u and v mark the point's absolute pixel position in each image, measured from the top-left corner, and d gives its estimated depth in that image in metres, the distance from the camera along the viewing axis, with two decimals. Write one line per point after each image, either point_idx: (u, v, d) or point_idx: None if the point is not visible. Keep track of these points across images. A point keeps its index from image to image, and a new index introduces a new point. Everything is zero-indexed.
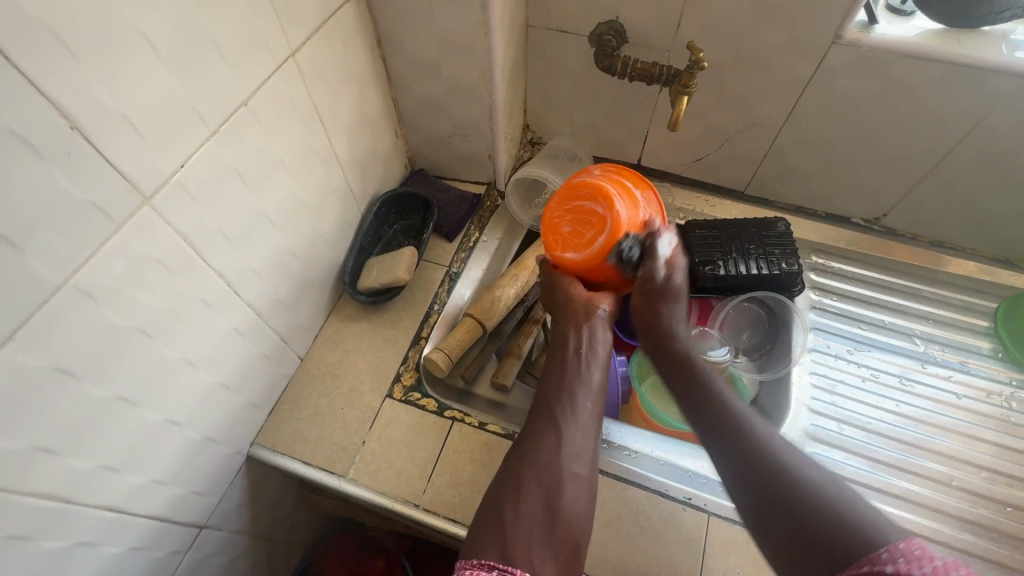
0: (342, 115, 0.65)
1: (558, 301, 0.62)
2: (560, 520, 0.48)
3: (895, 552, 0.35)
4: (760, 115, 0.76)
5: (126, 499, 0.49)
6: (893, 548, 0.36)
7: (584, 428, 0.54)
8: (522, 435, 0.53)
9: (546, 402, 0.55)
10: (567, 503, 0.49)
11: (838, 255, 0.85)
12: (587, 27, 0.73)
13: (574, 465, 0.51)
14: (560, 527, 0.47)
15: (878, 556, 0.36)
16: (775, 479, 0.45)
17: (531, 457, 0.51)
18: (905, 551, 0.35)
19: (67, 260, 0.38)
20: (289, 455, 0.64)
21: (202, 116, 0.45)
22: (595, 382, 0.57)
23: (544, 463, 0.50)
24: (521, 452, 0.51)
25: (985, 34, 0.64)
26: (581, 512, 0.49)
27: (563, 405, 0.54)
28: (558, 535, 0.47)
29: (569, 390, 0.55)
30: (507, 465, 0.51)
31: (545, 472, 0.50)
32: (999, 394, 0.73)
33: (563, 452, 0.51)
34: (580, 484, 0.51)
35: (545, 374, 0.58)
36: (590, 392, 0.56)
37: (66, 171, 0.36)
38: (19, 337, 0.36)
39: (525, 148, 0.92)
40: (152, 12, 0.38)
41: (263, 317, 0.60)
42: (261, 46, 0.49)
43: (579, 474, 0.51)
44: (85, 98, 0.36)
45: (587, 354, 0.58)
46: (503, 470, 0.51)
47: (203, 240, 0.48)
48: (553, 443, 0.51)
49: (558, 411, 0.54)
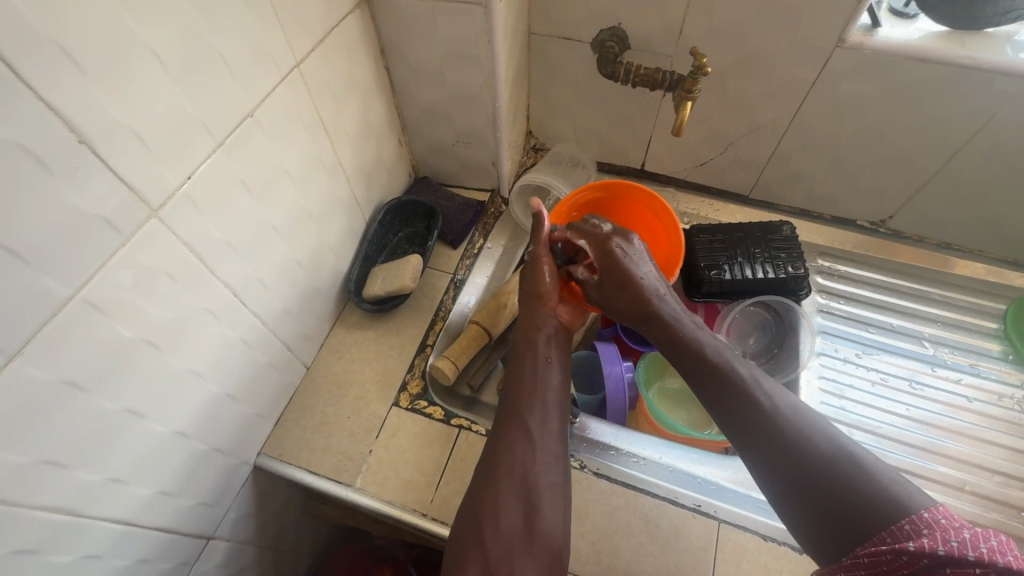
0: (347, 124, 0.65)
1: (525, 292, 0.62)
2: (537, 534, 0.47)
3: (919, 524, 0.37)
4: (764, 119, 0.76)
5: (134, 511, 0.49)
6: (916, 518, 0.37)
7: (553, 434, 0.52)
8: (494, 445, 0.51)
9: (516, 408, 0.53)
10: (544, 516, 0.47)
11: (844, 257, 0.85)
12: (589, 33, 0.74)
13: (549, 474, 0.49)
14: (538, 540, 0.46)
15: (899, 530, 0.37)
16: (777, 455, 0.44)
17: (505, 469, 0.49)
18: (929, 522, 0.37)
19: (75, 272, 0.38)
20: (296, 464, 0.64)
21: (208, 127, 0.45)
22: (555, 387, 0.55)
23: (519, 474, 0.49)
24: (494, 464, 0.49)
25: (990, 36, 0.64)
26: (560, 522, 0.48)
27: (535, 414, 0.52)
28: (537, 548, 0.46)
29: (540, 400, 0.53)
30: (483, 474, 0.50)
31: (520, 483, 0.49)
32: (1010, 397, 0.73)
33: (538, 461, 0.50)
34: (557, 493, 0.49)
35: (513, 376, 0.56)
36: (555, 399, 0.54)
37: (74, 184, 0.36)
38: (28, 351, 0.36)
39: (528, 154, 0.92)
40: (161, 27, 0.39)
41: (269, 326, 0.60)
42: (267, 58, 0.50)
43: (555, 483, 0.49)
44: (94, 113, 0.36)
45: (554, 363, 0.57)
46: (481, 481, 0.49)
47: (211, 252, 0.49)
48: (526, 452, 0.50)
49: (529, 420, 0.52)
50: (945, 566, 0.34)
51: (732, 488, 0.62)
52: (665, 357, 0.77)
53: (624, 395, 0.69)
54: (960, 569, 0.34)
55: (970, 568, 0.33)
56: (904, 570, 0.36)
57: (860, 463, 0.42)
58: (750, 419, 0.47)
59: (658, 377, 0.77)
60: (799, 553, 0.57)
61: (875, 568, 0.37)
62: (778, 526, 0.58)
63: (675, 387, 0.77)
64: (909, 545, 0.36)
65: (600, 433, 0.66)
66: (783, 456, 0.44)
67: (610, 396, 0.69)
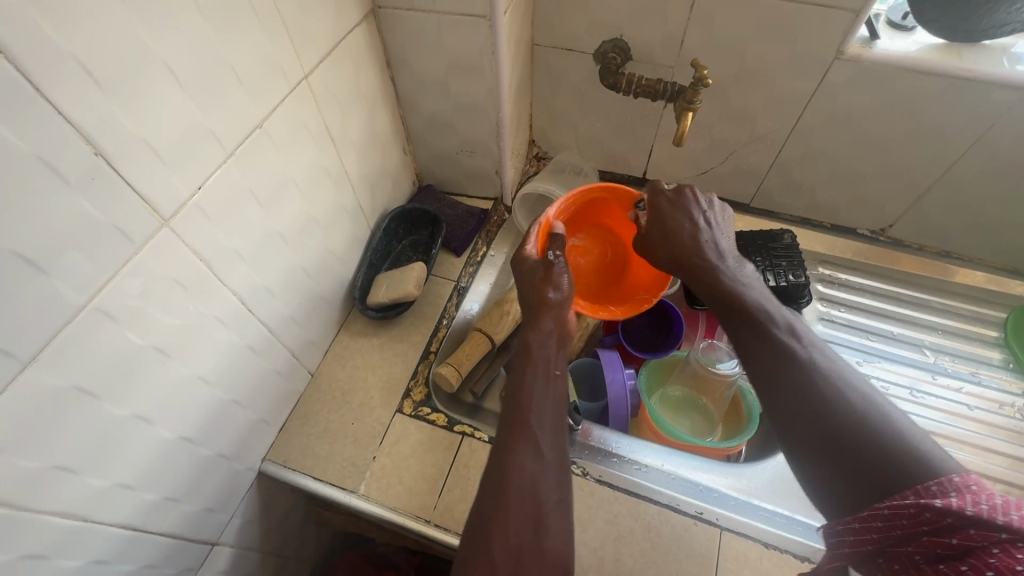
0: (353, 134, 0.66)
1: (530, 294, 0.63)
2: (545, 551, 0.45)
3: (948, 486, 0.34)
4: (764, 129, 0.77)
5: (140, 517, 0.49)
6: (946, 480, 0.35)
7: (555, 448, 0.51)
8: (499, 457, 0.50)
9: (518, 417, 0.52)
10: (552, 534, 0.46)
11: (844, 266, 0.85)
12: (592, 44, 0.75)
13: (557, 491, 0.48)
14: (547, 557, 0.45)
15: (926, 489, 0.35)
16: (800, 403, 0.43)
17: (514, 485, 0.47)
18: (959, 485, 0.34)
19: (88, 281, 0.38)
20: (300, 470, 0.64)
21: (219, 138, 0.46)
22: (556, 396, 0.55)
23: (528, 489, 0.47)
24: (503, 479, 0.48)
25: (987, 48, 0.65)
26: (566, 540, 0.47)
27: (541, 425, 0.52)
28: (546, 566, 0.44)
29: (542, 411, 0.53)
30: (489, 488, 0.48)
31: (529, 498, 0.47)
32: (1010, 406, 0.73)
33: (545, 477, 0.49)
34: (563, 511, 0.48)
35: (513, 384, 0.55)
36: (552, 408, 0.53)
37: (88, 195, 0.37)
38: (42, 358, 0.37)
39: (531, 163, 0.93)
40: (174, 40, 0.40)
41: (275, 333, 0.61)
42: (276, 71, 0.51)
43: (559, 500, 0.48)
44: (109, 126, 0.37)
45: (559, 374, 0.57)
46: (488, 495, 0.48)
47: (220, 260, 0.49)
48: (533, 467, 0.49)
49: (537, 435, 0.51)
50: (971, 527, 0.32)
51: (733, 495, 0.63)
52: (667, 363, 0.77)
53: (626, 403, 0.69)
54: (986, 531, 0.31)
55: (997, 532, 0.31)
56: (924, 527, 0.33)
57: (885, 414, 0.41)
58: (775, 363, 0.46)
59: (659, 384, 0.78)
60: (800, 561, 0.57)
61: (892, 521, 0.35)
62: (780, 533, 0.59)
63: (677, 395, 0.77)
64: (935, 502, 0.34)
65: (604, 441, 0.67)
66: (804, 400, 0.43)
67: (611, 403, 0.69)
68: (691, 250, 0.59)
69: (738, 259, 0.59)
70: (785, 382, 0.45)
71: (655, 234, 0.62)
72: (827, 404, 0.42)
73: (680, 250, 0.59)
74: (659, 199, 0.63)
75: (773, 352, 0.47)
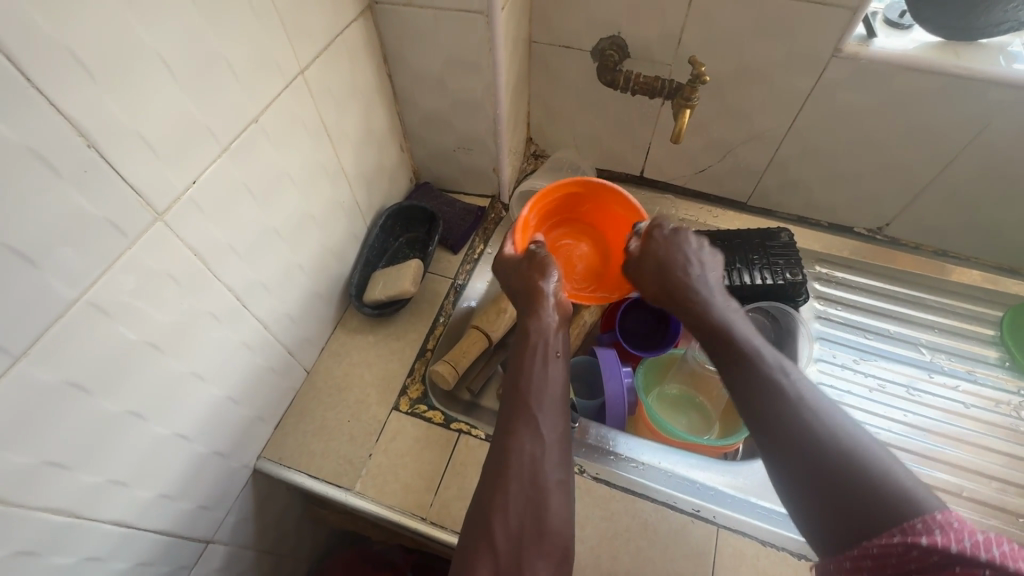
0: (350, 130, 0.66)
1: (524, 285, 0.61)
2: (546, 530, 0.45)
3: (931, 523, 0.34)
4: (762, 127, 0.77)
5: (133, 514, 0.49)
6: (930, 517, 0.34)
7: (559, 435, 0.51)
8: (502, 442, 0.50)
9: (520, 402, 0.52)
10: (552, 514, 0.46)
11: (842, 264, 0.85)
12: (590, 42, 0.74)
13: (557, 472, 0.48)
14: (547, 537, 0.45)
15: (911, 527, 0.35)
16: (788, 438, 0.43)
17: (515, 468, 0.47)
18: (943, 521, 0.34)
19: (81, 276, 0.38)
20: (296, 468, 0.64)
21: (214, 132, 0.46)
22: (559, 382, 0.54)
23: (528, 471, 0.48)
24: (501, 462, 0.48)
25: (983, 47, 0.65)
26: (565, 518, 0.47)
27: (544, 409, 0.51)
28: (546, 545, 0.45)
29: (548, 395, 0.53)
30: (488, 474, 0.48)
31: (530, 480, 0.47)
32: (1007, 404, 0.73)
33: (546, 457, 0.49)
34: (564, 489, 0.48)
35: (515, 371, 0.55)
36: (555, 398, 0.53)
37: (81, 188, 0.37)
38: (34, 353, 0.36)
39: (528, 160, 0.93)
40: (167, 32, 0.39)
41: (271, 330, 0.60)
42: (272, 65, 0.50)
43: (561, 480, 0.48)
44: (103, 119, 0.37)
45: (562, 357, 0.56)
46: (487, 483, 0.47)
47: (215, 255, 0.49)
48: (534, 450, 0.49)
49: (537, 415, 0.51)
50: (956, 564, 0.31)
51: (730, 493, 0.62)
52: (665, 361, 0.76)
53: (624, 400, 0.68)
54: (971, 568, 0.31)
55: (981, 569, 0.30)
56: (913, 564, 0.33)
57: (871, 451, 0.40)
58: (770, 403, 0.46)
59: (656, 382, 0.77)
60: (797, 558, 0.57)
61: (884, 559, 0.35)
62: (777, 531, 0.59)
63: (675, 392, 0.76)
64: (920, 539, 0.33)
65: (600, 438, 0.67)
66: (792, 435, 0.43)
67: (609, 402, 0.67)
68: (685, 286, 0.59)
69: (727, 296, 0.59)
70: (776, 416, 0.45)
71: (653, 265, 0.62)
72: (813, 440, 0.42)
73: (674, 287, 0.60)
74: (655, 237, 0.63)
75: (767, 394, 0.46)
